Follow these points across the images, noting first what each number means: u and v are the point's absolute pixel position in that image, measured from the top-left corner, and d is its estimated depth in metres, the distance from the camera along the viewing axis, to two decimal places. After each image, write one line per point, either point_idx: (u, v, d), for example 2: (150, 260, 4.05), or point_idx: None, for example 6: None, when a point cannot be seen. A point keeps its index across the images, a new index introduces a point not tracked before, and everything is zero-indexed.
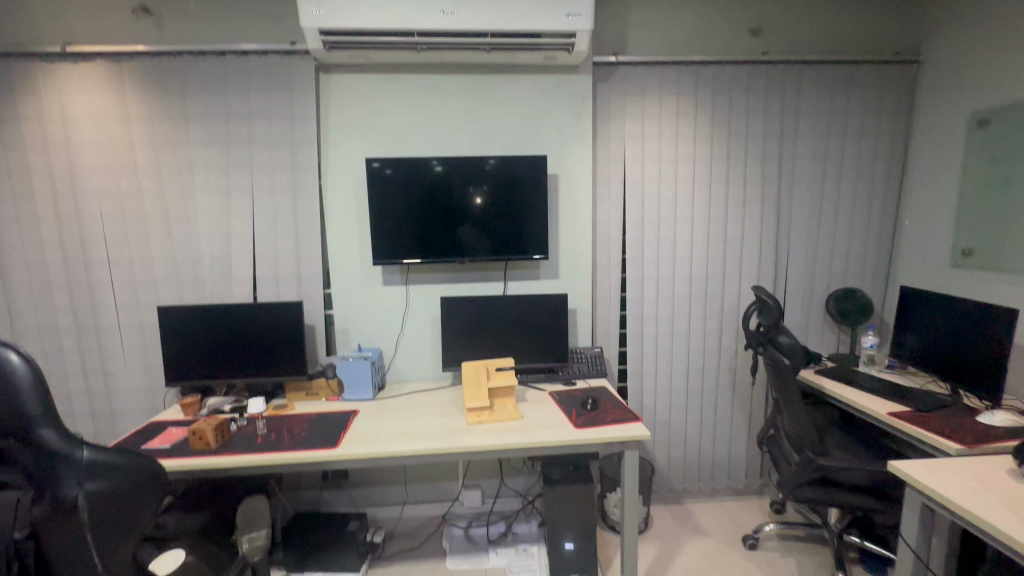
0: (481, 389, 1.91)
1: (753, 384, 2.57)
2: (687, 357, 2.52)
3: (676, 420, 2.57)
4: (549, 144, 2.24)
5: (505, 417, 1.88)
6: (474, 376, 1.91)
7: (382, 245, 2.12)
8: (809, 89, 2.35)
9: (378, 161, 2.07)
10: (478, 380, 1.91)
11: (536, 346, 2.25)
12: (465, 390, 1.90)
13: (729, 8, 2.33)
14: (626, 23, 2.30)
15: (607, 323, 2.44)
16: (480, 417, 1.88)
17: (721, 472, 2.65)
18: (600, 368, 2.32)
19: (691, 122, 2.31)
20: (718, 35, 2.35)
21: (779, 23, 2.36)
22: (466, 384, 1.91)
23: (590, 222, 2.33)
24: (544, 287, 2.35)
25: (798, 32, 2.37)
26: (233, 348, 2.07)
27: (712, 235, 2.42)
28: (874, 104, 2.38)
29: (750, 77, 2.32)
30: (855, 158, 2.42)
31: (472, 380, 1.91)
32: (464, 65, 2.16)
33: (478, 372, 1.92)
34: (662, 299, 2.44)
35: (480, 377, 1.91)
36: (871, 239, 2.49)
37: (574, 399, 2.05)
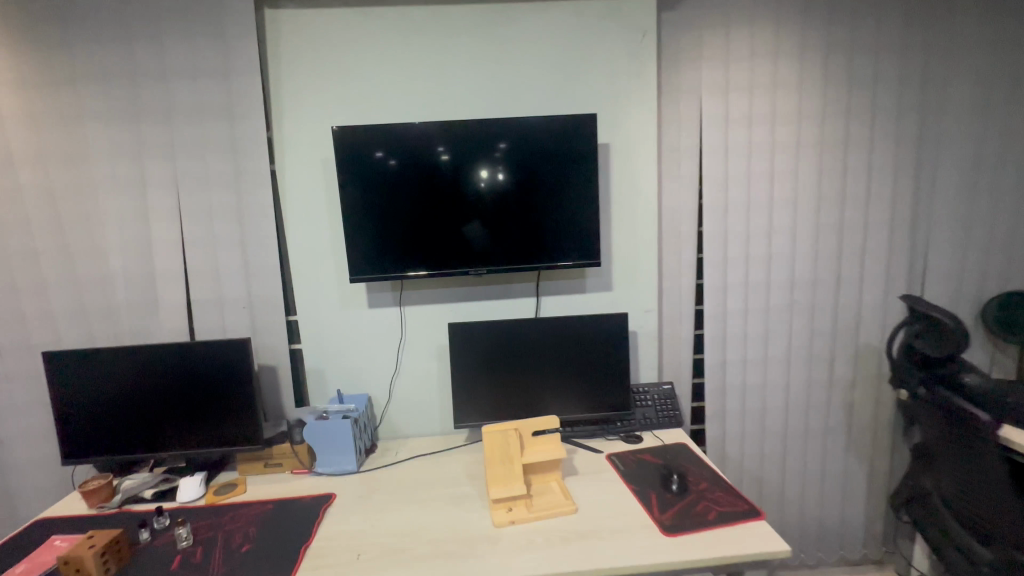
0: (513, 465, 1.27)
1: (875, 424, 1.89)
2: (787, 390, 1.84)
3: (769, 475, 1.91)
4: (595, 101, 1.58)
5: (550, 507, 1.24)
6: (502, 446, 1.27)
7: (362, 254, 1.51)
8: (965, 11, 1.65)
9: (381, 151, 1.46)
10: (509, 452, 1.27)
11: (584, 389, 1.60)
12: (487, 469, 1.27)
13: None
14: None
15: (677, 349, 1.78)
16: (511, 510, 1.24)
17: (829, 539, 1.98)
18: (673, 415, 1.68)
19: (796, 63, 1.62)
20: None
21: None
22: (490, 459, 1.27)
23: (654, 210, 1.68)
24: (592, 304, 1.70)
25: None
26: (159, 406, 1.46)
27: (822, 224, 1.73)
28: None
29: None
30: None
31: (499, 453, 1.27)
32: None
33: (507, 439, 1.28)
34: (752, 313, 1.77)
35: (511, 447, 1.28)
36: None
37: (648, 471, 1.41)
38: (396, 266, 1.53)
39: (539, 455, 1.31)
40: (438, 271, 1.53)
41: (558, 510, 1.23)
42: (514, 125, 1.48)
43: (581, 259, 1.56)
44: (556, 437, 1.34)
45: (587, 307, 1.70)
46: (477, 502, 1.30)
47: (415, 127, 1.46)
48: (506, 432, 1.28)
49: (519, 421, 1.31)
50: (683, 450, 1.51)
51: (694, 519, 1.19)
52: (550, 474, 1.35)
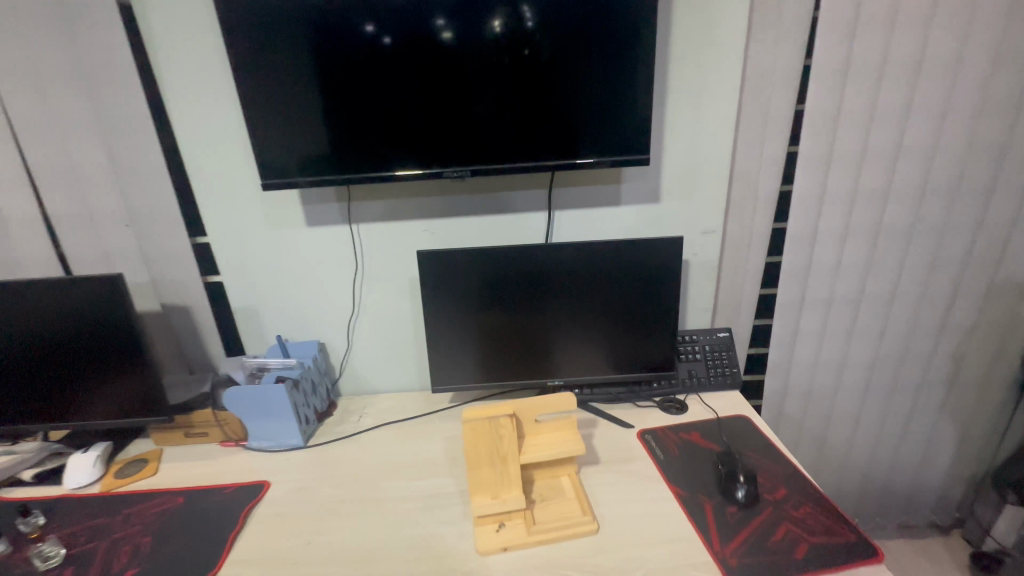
0: (508, 466, 0.88)
1: (987, 381, 1.45)
2: (881, 339, 1.38)
3: (835, 439, 1.52)
4: None
5: (560, 522, 0.87)
6: (493, 442, 0.87)
7: (288, 149, 0.99)
8: None
9: (375, 23, 0.91)
10: (503, 449, 0.87)
11: (609, 343, 1.16)
12: (470, 472, 0.88)
13: None
14: None
15: (739, 285, 1.29)
16: (505, 529, 0.87)
17: (893, 506, 1.65)
18: (727, 373, 1.25)
19: None
20: None
21: None
22: (475, 460, 0.87)
23: (731, 75, 1.10)
24: (628, 222, 1.19)
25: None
26: (22, 360, 1.07)
27: (987, 102, 1.14)
28: None
29: None
30: None
31: (488, 450, 0.87)
32: None
33: (499, 431, 0.87)
34: (854, 235, 1.25)
35: (505, 442, 0.87)
36: None
37: (699, 460, 1.01)
38: (339, 167, 1.00)
39: (546, 448, 0.92)
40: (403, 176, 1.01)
41: (571, 527, 0.86)
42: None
43: (618, 155, 1.02)
44: (571, 422, 0.95)
45: (620, 226, 1.19)
46: (457, 509, 0.93)
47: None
48: (498, 423, 0.86)
49: (517, 403, 0.90)
50: (743, 427, 1.11)
51: (771, 556, 0.80)
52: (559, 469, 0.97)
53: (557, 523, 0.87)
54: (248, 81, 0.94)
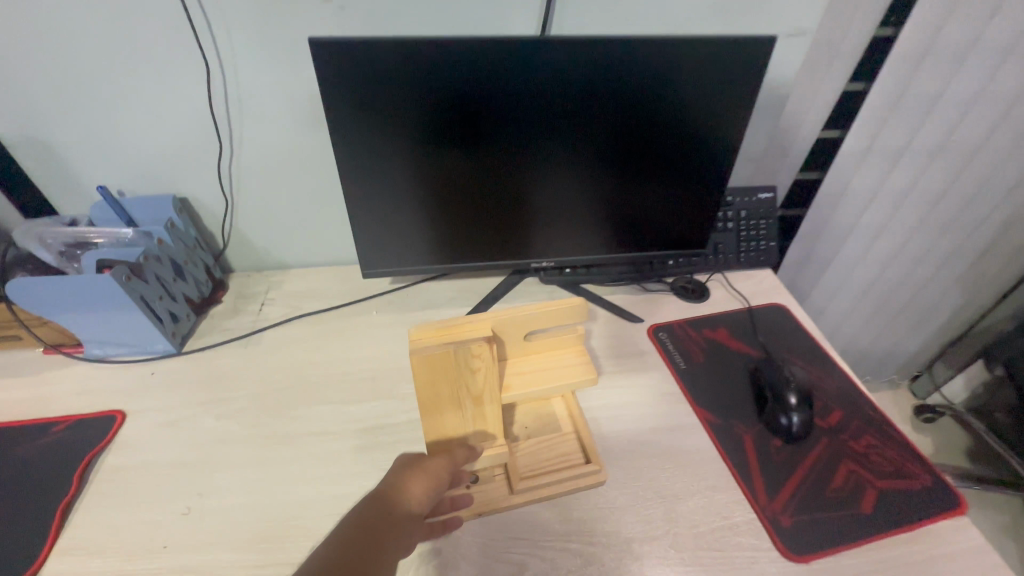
0: (484, 408, 0.59)
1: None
2: (946, 204, 1.09)
3: (837, 310, 1.35)
4: None
5: (554, 470, 0.64)
6: (461, 380, 0.55)
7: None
8: None
9: None
10: (477, 387, 0.56)
11: (623, 212, 0.79)
12: (423, 420, 0.57)
13: None
14: None
15: (802, 126, 0.92)
16: (478, 487, 0.62)
17: (865, 369, 1.61)
18: (762, 249, 0.94)
19: None
20: None
21: None
22: (432, 404, 0.56)
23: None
24: (676, 12, 0.72)
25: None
26: None
27: None
28: None
29: None
30: None
31: (453, 391, 0.55)
32: None
33: (470, 363, 0.54)
34: (980, 54, 0.87)
35: (481, 378, 0.55)
36: None
37: (730, 370, 0.77)
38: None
39: (537, 375, 0.63)
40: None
41: (570, 479, 0.63)
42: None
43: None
44: (574, 338, 0.66)
45: (661, 16, 0.72)
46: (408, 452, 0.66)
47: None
48: (469, 352, 0.53)
49: (497, 318, 0.57)
50: (784, 324, 0.85)
51: (831, 510, 0.61)
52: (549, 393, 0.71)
53: (551, 474, 0.63)
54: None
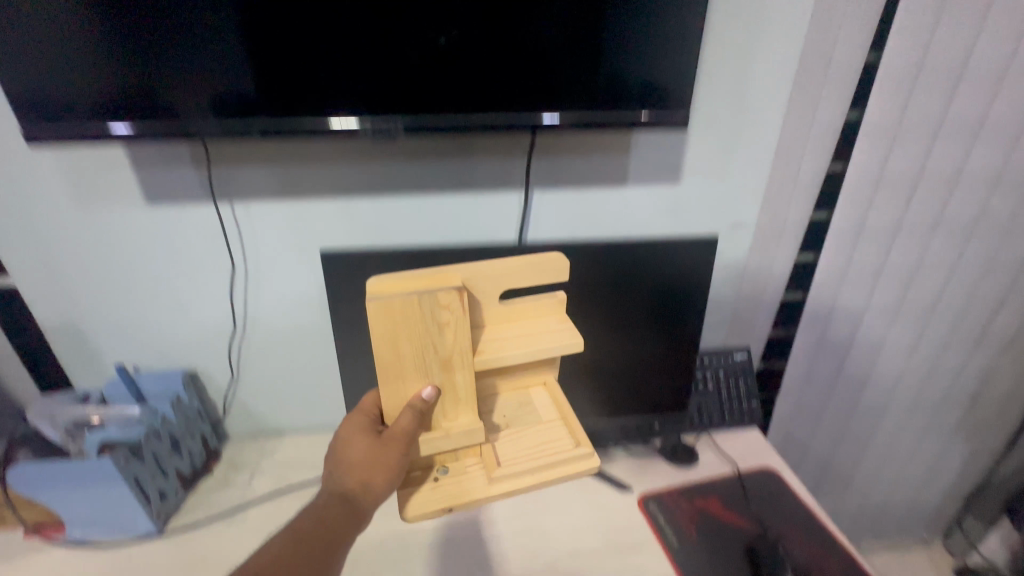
0: (455, 375, 0.54)
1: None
2: (918, 353, 1.13)
3: (841, 462, 1.31)
4: None
5: (535, 462, 0.57)
6: (426, 333, 0.50)
7: (57, 82, 0.55)
8: None
9: None
10: (445, 347, 0.51)
11: (603, 381, 0.84)
12: (383, 387, 0.53)
13: None
14: None
15: (764, 295, 1.00)
16: (446, 478, 0.58)
17: (889, 525, 1.49)
18: (745, 409, 0.97)
19: None
20: None
21: None
22: (394, 367, 0.51)
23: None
24: (634, 213, 0.85)
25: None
26: None
27: None
28: None
29: None
30: None
31: (417, 351, 0.51)
32: None
33: (437, 316, 0.50)
34: (909, 235, 0.99)
35: (451, 335, 0.51)
36: None
37: (726, 547, 0.75)
38: (161, 114, 0.59)
39: (519, 340, 0.55)
40: (265, 131, 0.61)
41: (559, 470, 0.56)
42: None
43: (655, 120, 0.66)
44: (554, 305, 0.58)
45: (620, 214, 0.85)
46: None
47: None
48: (437, 301, 0.49)
49: (471, 272, 0.52)
50: (777, 490, 0.84)
51: None
52: (534, 368, 0.63)
53: (536, 464, 0.57)
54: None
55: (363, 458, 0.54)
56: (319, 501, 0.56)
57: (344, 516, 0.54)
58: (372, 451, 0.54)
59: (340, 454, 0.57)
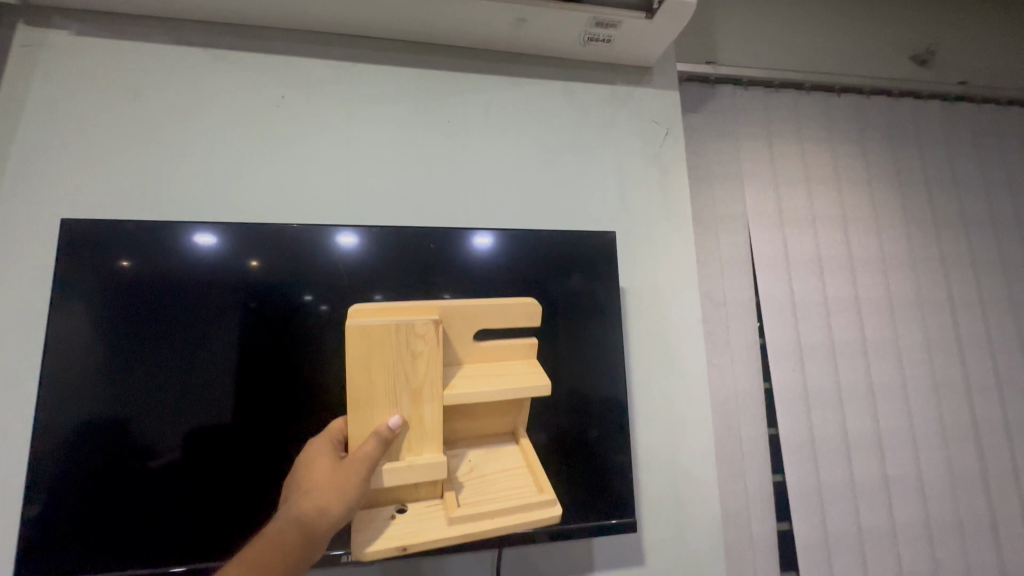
0: (422, 407, 0.60)
1: None
2: None
3: None
4: (595, 212, 0.95)
5: (496, 501, 0.60)
6: (402, 362, 0.58)
7: (73, 506, 0.63)
8: None
9: (315, 296, 0.72)
10: (416, 377, 0.59)
11: None
12: (352, 416, 0.58)
13: (890, 10, 1.29)
14: (721, 13, 1.18)
15: None
16: (405, 516, 0.60)
17: None
18: None
19: (859, 184, 1.14)
20: (883, 47, 1.27)
21: (967, 43, 1.34)
22: (367, 392, 0.57)
23: (698, 366, 0.93)
24: None
25: (999, 8, 1.39)
26: None
27: (941, 402, 1.09)
28: None
29: (945, 123, 1.24)
30: None
31: (389, 379, 0.58)
32: (404, 60, 0.94)
33: (412, 346, 0.58)
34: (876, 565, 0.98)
35: (423, 366, 0.59)
36: None
37: None
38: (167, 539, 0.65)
39: (484, 381, 0.64)
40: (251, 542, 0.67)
41: (521, 512, 0.59)
42: (462, 245, 0.79)
43: (601, 493, 0.78)
44: (520, 350, 0.70)
45: None
46: None
47: (315, 226, 0.74)
48: (413, 330, 0.58)
49: (448, 310, 0.64)
50: None
51: None
52: (498, 431, 0.72)
53: (498, 503, 0.59)
54: (46, 364, 0.65)
55: (323, 479, 0.57)
56: (274, 524, 0.56)
57: (300, 545, 0.53)
58: (334, 472, 0.57)
59: (304, 479, 0.59)
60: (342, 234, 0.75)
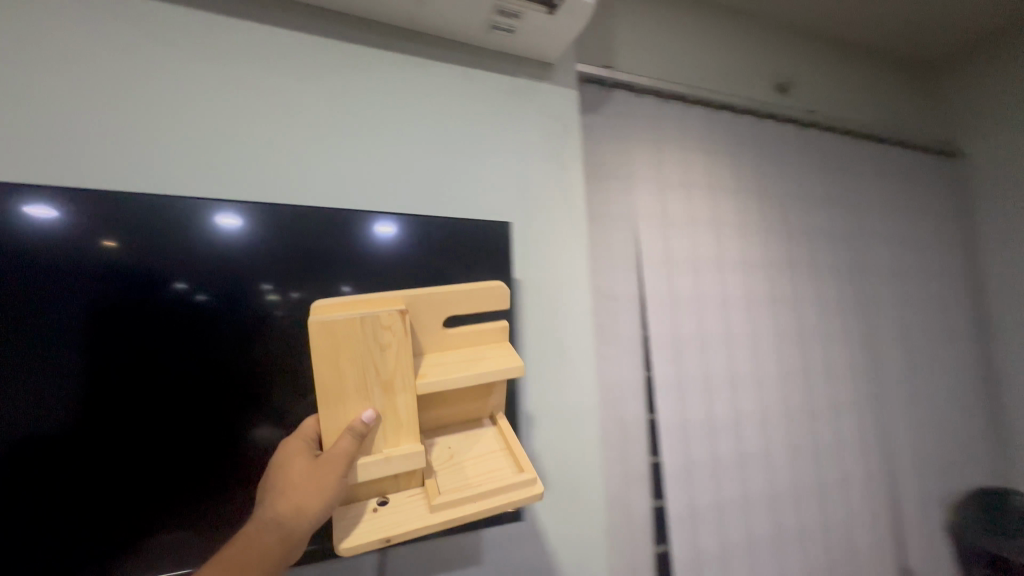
0: (395, 399, 0.59)
1: None
2: None
3: None
4: (492, 204, 0.94)
5: (475, 485, 0.61)
6: (370, 356, 0.57)
7: None
8: (869, 173, 1.53)
9: (185, 284, 0.62)
10: (386, 370, 0.58)
11: None
12: (325, 413, 0.56)
13: (759, 41, 1.45)
14: (619, 21, 1.23)
15: None
16: (386, 509, 0.60)
17: None
18: None
19: (729, 194, 1.27)
20: (753, 73, 1.42)
21: (817, 78, 1.55)
22: (336, 388, 0.56)
23: (587, 357, 0.97)
24: None
25: (841, 50, 1.62)
26: None
27: (786, 388, 1.25)
28: (931, 203, 1.65)
29: (800, 145, 1.42)
30: (933, 276, 1.60)
31: (359, 371, 0.57)
32: (287, 23, 0.84)
33: (380, 338, 0.57)
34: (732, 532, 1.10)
35: (392, 358, 0.58)
36: (976, 393, 1.61)
37: None
38: None
39: (455, 369, 0.63)
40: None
41: (501, 493, 0.60)
42: (362, 232, 0.73)
43: None
44: (488, 335, 0.71)
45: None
46: None
47: (183, 200, 0.64)
48: (379, 323, 0.56)
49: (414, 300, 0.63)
50: None
51: None
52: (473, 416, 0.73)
53: (478, 487, 0.60)
54: None
55: (299, 479, 0.55)
56: (252, 526, 0.53)
57: (278, 546, 0.51)
58: (309, 471, 0.55)
59: (276, 480, 0.56)
60: (224, 215, 0.65)
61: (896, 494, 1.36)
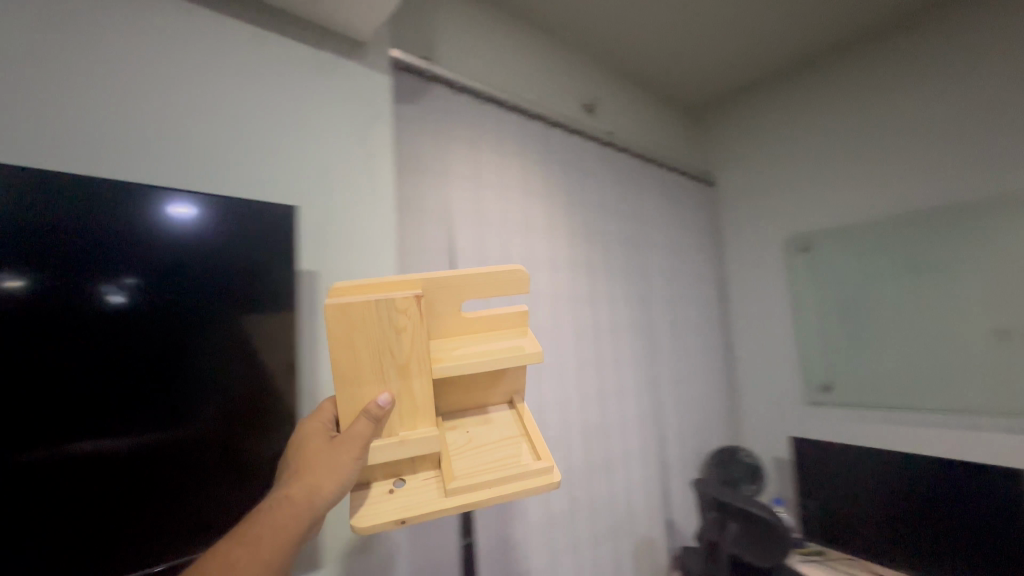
0: (411, 383, 0.59)
1: None
2: None
3: None
4: (285, 186, 0.83)
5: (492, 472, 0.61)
6: (385, 338, 0.56)
7: None
8: (652, 192, 1.82)
9: None
10: (402, 354, 0.57)
11: None
12: (339, 396, 0.56)
13: (569, 65, 1.61)
14: (439, 18, 1.22)
15: None
16: (402, 490, 0.60)
17: None
18: None
19: (540, 199, 1.37)
20: (564, 92, 1.56)
21: (615, 106, 1.78)
22: (353, 371, 0.56)
23: None
24: None
25: (632, 86, 1.90)
26: None
27: (584, 375, 1.40)
28: (693, 221, 2.05)
29: (601, 161, 1.60)
30: (695, 279, 1.99)
31: (375, 355, 0.56)
32: None
33: (394, 322, 0.56)
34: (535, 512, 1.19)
35: (407, 341, 0.57)
36: (720, 373, 2.04)
37: None
38: None
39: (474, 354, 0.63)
40: None
41: (514, 481, 0.61)
42: (139, 203, 0.63)
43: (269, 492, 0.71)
44: (511, 319, 0.69)
45: None
46: None
47: None
48: (394, 306, 0.56)
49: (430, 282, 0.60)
50: None
51: None
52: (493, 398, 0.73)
53: (494, 474, 0.61)
54: None
55: (315, 459, 0.57)
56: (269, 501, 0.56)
57: (289, 521, 0.54)
58: (325, 451, 0.57)
59: (296, 458, 0.59)
60: None
61: (665, 460, 1.63)
